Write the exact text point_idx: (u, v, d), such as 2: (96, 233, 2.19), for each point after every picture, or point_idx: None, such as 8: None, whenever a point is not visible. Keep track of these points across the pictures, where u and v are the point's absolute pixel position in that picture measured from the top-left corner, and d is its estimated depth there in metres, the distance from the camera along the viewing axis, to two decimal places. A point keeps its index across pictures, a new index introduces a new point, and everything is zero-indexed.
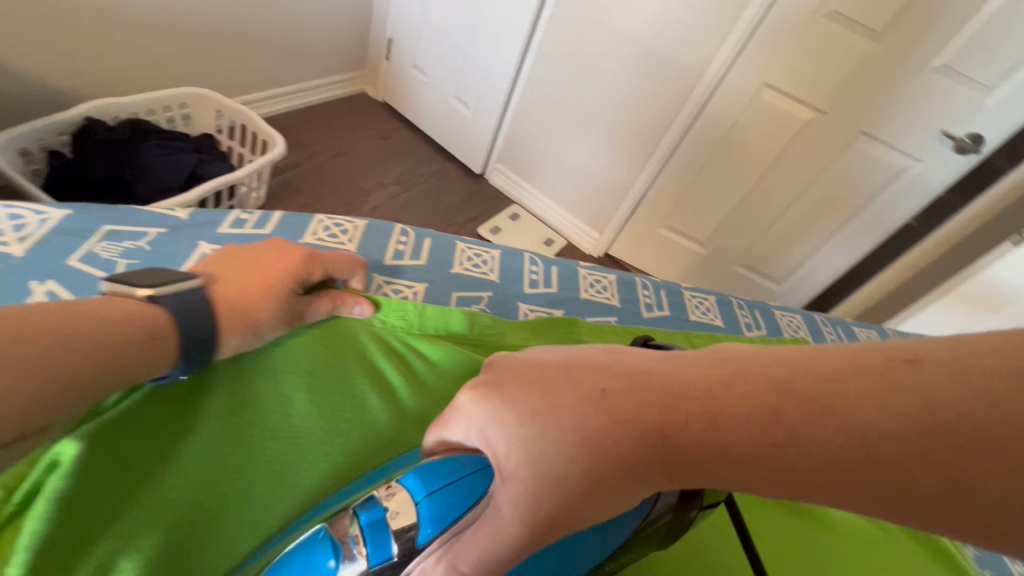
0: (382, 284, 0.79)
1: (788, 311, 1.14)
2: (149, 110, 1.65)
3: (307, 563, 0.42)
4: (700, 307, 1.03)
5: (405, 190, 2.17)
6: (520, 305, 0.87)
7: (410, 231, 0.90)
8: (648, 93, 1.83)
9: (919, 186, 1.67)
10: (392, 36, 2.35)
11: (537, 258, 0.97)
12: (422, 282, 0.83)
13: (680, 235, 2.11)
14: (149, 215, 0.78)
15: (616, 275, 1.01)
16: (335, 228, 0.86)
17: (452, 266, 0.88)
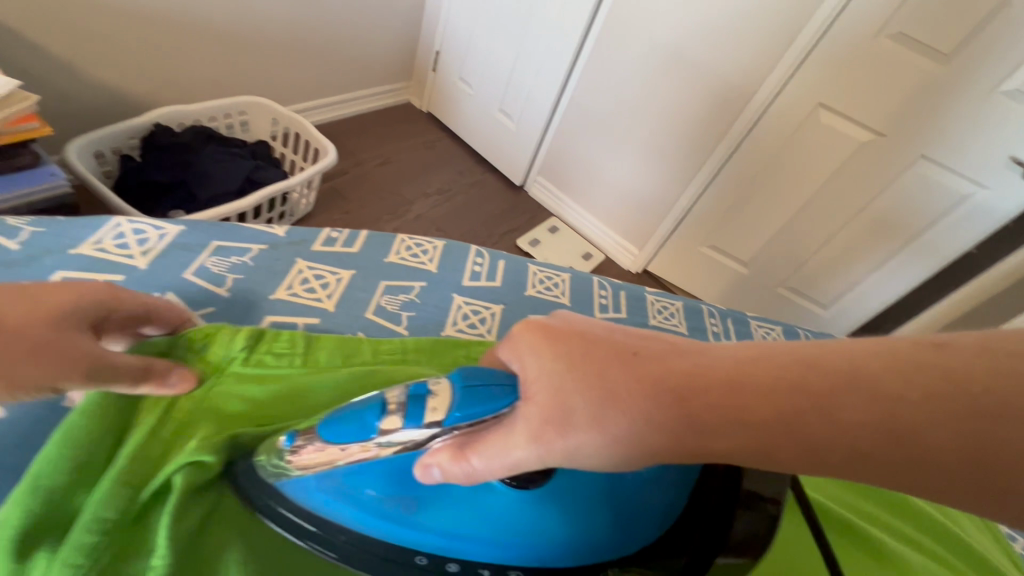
0: (462, 304, 0.88)
1: None
2: (209, 118, 1.72)
3: (358, 427, 0.46)
4: (766, 335, 1.02)
5: (447, 200, 2.20)
6: None
7: (486, 254, 0.97)
8: (696, 110, 1.82)
9: (984, 214, 1.59)
10: (440, 49, 2.40)
11: (606, 283, 1.01)
12: (499, 303, 0.91)
13: (722, 254, 2.07)
14: (252, 232, 0.86)
15: (684, 302, 1.03)
16: (416, 248, 0.95)
17: (526, 289, 0.95)
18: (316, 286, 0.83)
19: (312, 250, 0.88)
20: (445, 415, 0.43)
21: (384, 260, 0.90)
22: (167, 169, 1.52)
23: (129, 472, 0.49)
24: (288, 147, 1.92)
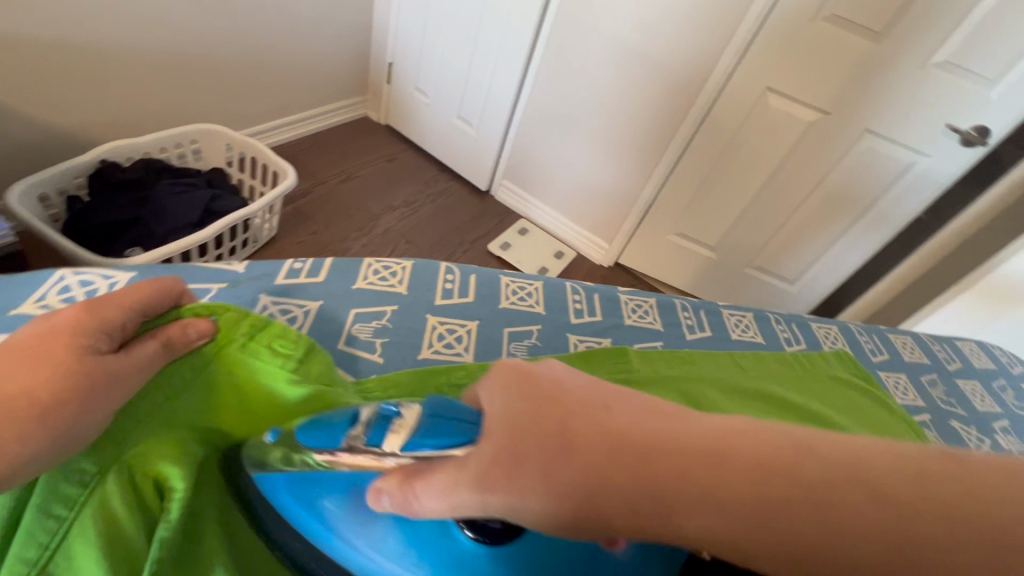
0: (436, 325, 0.82)
1: (824, 322, 1.04)
2: (160, 149, 1.67)
3: (329, 434, 0.45)
4: (738, 325, 0.99)
5: (414, 212, 2.18)
6: (569, 335, 0.88)
7: (456, 269, 0.91)
8: (651, 102, 1.85)
9: (928, 180, 1.67)
10: (392, 61, 2.39)
11: (579, 287, 0.97)
12: (475, 319, 0.85)
13: (689, 241, 2.12)
14: (208, 271, 0.76)
15: (656, 298, 1.00)
16: (384, 270, 0.87)
17: (499, 302, 0.89)
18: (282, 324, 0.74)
19: (276, 284, 0.78)
20: (398, 448, 0.41)
21: (354, 288, 0.82)
22: (120, 208, 1.47)
23: (104, 460, 0.47)
24: (244, 171, 1.88)
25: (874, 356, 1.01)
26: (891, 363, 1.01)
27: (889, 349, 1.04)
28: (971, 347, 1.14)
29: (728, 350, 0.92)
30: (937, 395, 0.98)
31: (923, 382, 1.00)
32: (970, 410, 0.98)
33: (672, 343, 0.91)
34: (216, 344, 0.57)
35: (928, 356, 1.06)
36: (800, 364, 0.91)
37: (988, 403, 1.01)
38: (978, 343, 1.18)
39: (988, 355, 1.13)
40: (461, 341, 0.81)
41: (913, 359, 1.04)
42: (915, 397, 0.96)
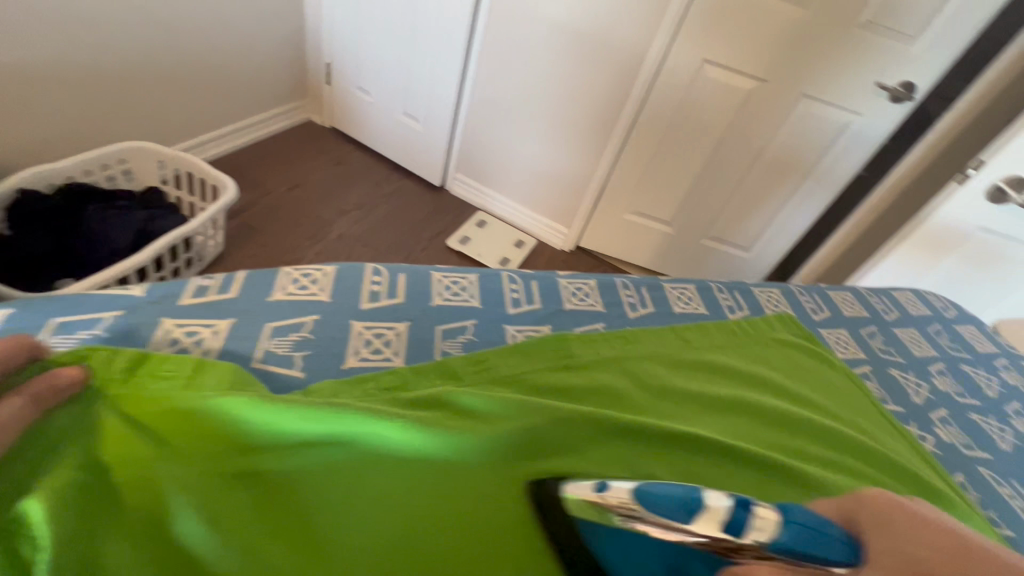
0: (362, 331, 0.78)
1: (766, 287, 1.06)
2: (84, 172, 1.55)
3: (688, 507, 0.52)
4: (681, 298, 0.98)
5: (368, 214, 2.13)
6: (506, 327, 0.85)
7: (382, 270, 0.88)
8: (594, 83, 1.85)
9: (863, 138, 1.73)
10: (330, 61, 2.30)
11: (515, 275, 0.95)
12: (405, 320, 0.82)
13: (646, 218, 2.14)
14: (102, 298, 0.71)
15: (596, 279, 0.98)
16: (302, 278, 0.84)
17: (433, 299, 0.86)
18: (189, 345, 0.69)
19: (180, 305, 0.74)
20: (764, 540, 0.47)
21: (269, 299, 0.78)
22: (46, 238, 1.35)
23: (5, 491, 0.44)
24: (182, 188, 1.76)
25: (815, 315, 1.04)
26: (833, 319, 1.05)
27: (828, 306, 1.07)
28: (907, 296, 1.19)
29: (671, 324, 0.92)
30: (876, 346, 1.02)
31: (863, 335, 1.03)
32: (908, 357, 1.02)
33: (615, 324, 0.90)
34: (95, 388, 0.57)
35: (867, 308, 1.10)
36: (744, 332, 0.93)
37: (925, 348, 1.05)
38: (915, 291, 1.23)
39: (924, 301, 1.19)
40: (388, 346, 0.77)
41: (853, 313, 1.08)
42: (855, 349, 0.99)
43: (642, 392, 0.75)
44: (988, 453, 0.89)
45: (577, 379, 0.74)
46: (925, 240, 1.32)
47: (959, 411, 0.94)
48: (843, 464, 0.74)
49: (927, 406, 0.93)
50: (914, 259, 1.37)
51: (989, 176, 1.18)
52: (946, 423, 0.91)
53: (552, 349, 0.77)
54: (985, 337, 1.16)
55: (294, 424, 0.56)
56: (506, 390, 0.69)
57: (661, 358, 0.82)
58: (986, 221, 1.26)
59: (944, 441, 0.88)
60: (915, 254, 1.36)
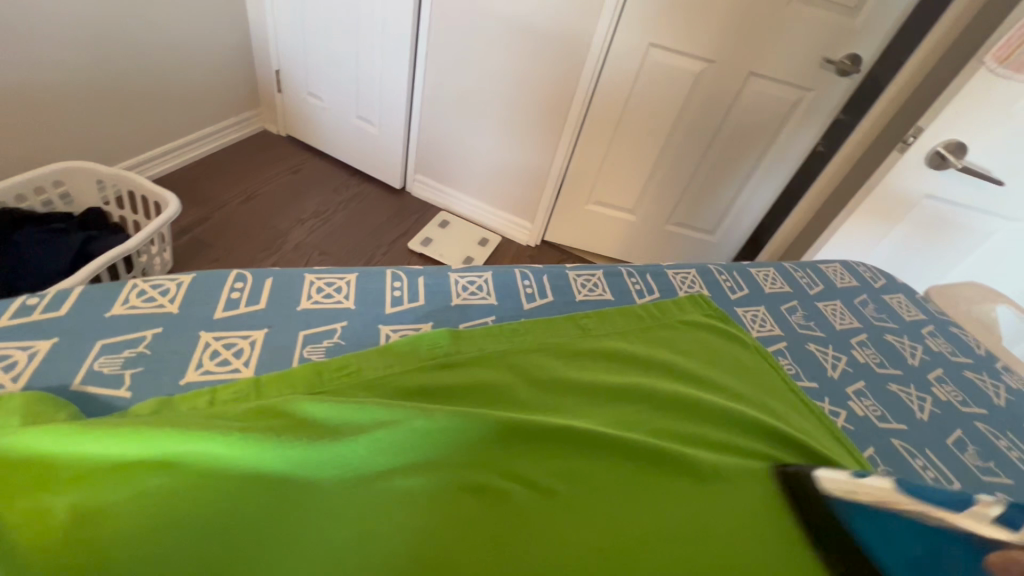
0: (210, 344, 0.69)
1: (680, 269, 1.03)
2: (18, 197, 1.49)
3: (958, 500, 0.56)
4: (586, 285, 0.95)
5: (326, 222, 2.09)
6: (381, 327, 0.77)
7: (248, 275, 0.80)
8: (544, 76, 1.83)
9: (815, 113, 1.72)
10: (279, 68, 2.25)
11: (399, 273, 0.88)
12: (263, 327, 0.74)
13: (608, 208, 2.12)
14: None
15: (492, 271, 0.93)
16: (152, 289, 0.75)
17: (300, 303, 0.79)
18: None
19: None
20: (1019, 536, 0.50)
21: (106, 315, 0.69)
22: None
23: None
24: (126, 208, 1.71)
25: (732, 293, 1.01)
26: (751, 297, 1.02)
27: (746, 284, 1.05)
28: (835, 268, 1.18)
29: (569, 312, 0.88)
30: (795, 321, 0.99)
31: (783, 311, 1.00)
32: (828, 330, 0.99)
33: (507, 316, 0.85)
34: None
35: (791, 284, 1.08)
36: (652, 317, 0.89)
37: (848, 320, 1.03)
38: (843, 263, 1.22)
39: (853, 272, 1.18)
40: (240, 358, 0.68)
41: (773, 289, 1.05)
42: (771, 326, 0.96)
43: (532, 384, 0.71)
44: (904, 425, 0.85)
45: (457, 377, 0.68)
46: (870, 210, 1.32)
47: (876, 382, 0.91)
48: (749, 445, 0.70)
49: (843, 379, 0.90)
50: (860, 229, 1.37)
51: (927, 143, 1.18)
52: (862, 396, 0.88)
53: (434, 346, 0.72)
54: (913, 305, 1.15)
55: (104, 446, 0.49)
56: (373, 393, 0.64)
57: (556, 349, 0.78)
58: (930, 188, 1.26)
59: (857, 414, 0.85)
60: (862, 224, 1.36)
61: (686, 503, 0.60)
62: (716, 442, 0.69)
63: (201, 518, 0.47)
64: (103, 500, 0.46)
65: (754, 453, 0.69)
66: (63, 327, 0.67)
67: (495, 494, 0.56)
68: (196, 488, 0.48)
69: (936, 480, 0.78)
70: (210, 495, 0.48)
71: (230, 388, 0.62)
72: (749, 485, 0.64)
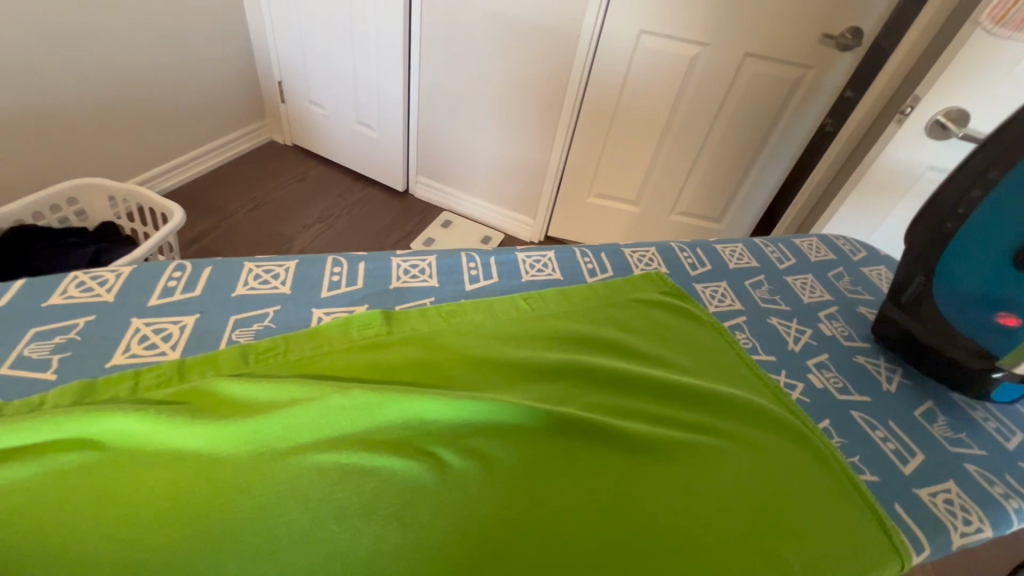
0: (141, 329, 0.72)
1: (639, 247, 1.01)
2: (35, 214, 1.57)
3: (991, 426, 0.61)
4: (535, 266, 0.93)
5: (329, 226, 2.12)
6: (313, 310, 0.78)
7: (186, 264, 0.82)
8: (536, 70, 1.82)
9: (816, 91, 1.67)
10: (281, 79, 2.31)
11: (340, 258, 0.88)
12: (195, 313, 0.75)
13: (610, 200, 2.09)
14: None
15: (437, 254, 0.92)
16: (91, 280, 0.77)
17: (235, 289, 0.80)
18: None
19: None
20: None
21: (43, 306, 0.72)
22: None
23: None
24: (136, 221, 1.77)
25: (693, 270, 0.98)
26: (713, 273, 0.99)
27: (709, 260, 1.01)
28: (811, 242, 1.10)
29: (514, 293, 0.87)
30: (759, 295, 0.95)
31: (746, 286, 0.97)
32: (794, 304, 0.95)
33: (447, 298, 0.84)
34: None
35: (759, 259, 1.03)
36: (602, 295, 0.88)
37: (818, 293, 0.98)
38: (819, 235, 1.14)
39: (831, 246, 1.10)
40: (169, 341, 0.71)
41: (739, 265, 1.01)
42: (731, 301, 0.93)
43: (465, 363, 0.70)
44: (867, 396, 0.82)
45: (384, 358, 0.69)
46: (872, 183, 1.29)
47: (842, 356, 0.87)
48: (687, 420, 0.69)
49: (805, 353, 0.86)
50: (868, 204, 1.34)
51: (927, 111, 1.14)
52: (823, 368, 0.84)
53: (364, 329, 0.73)
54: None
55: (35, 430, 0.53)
56: (298, 376, 0.65)
57: (492, 329, 0.78)
58: (934, 159, 1.22)
59: (816, 388, 0.81)
60: (864, 197, 1.32)
61: (607, 480, 0.60)
62: (652, 418, 0.68)
63: (126, 496, 0.50)
64: (40, 483, 0.50)
65: (691, 428, 0.68)
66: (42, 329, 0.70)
67: (409, 470, 0.56)
68: (125, 471, 0.52)
69: (896, 452, 0.74)
70: (138, 475, 0.52)
71: (153, 370, 0.65)
72: (679, 461, 0.64)
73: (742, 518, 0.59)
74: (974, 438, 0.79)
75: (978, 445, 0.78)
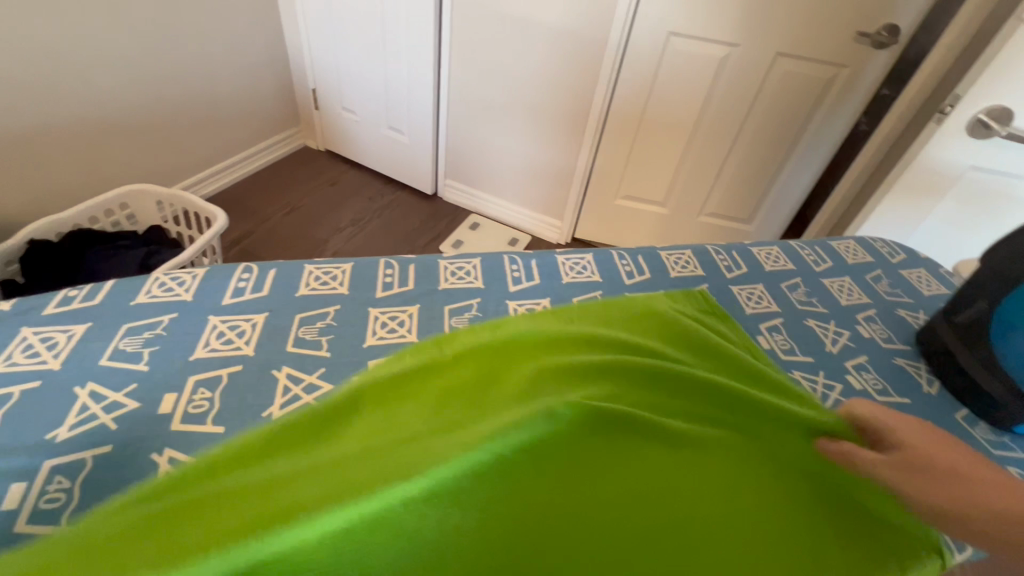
0: (218, 325, 0.77)
1: (675, 249, 1.02)
2: (91, 219, 1.67)
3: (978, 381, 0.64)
4: (575, 268, 0.97)
5: (362, 229, 2.19)
6: (370, 309, 0.84)
7: (253, 266, 0.87)
8: (562, 75, 1.84)
9: (851, 89, 1.63)
10: (315, 87, 2.38)
11: (392, 260, 0.94)
12: (264, 312, 0.81)
13: (638, 201, 2.09)
14: None
15: (481, 257, 0.97)
16: (171, 281, 0.83)
17: (299, 290, 0.85)
18: (41, 350, 0.70)
19: (44, 315, 0.75)
20: None
21: (132, 304, 0.78)
22: (55, 281, 1.47)
23: None
24: (183, 225, 1.85)
25: (729, 273, 0.99)
26: (750, 276, 0.99)
27: (746, 263, 1.01)
28: (848, 245, 1.09)
29: (555, 294, 0.92)
30: (795, 297, 0.95)
31: (783, 288, 0.97)
32: (832, 306, 0.94)
33: (492, 300, 0.89)
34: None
35: (795, 262, 1.03)
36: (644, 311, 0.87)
37: (856, 296, 0.97)
38: (856, 237, 1.13)
39: (868, 249, 1.08)
40: (244, 337, 0.76)
41: (775, 267, 1.01)
42: (769, 304, 0.93)
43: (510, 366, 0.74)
44: (907, 398, 0.81)
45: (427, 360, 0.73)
46: (910, 184, 1.27)
47: (882, 359, 0.86)
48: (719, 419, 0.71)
49: (844, 355, 0.86)
50: (906, 205, 1.31)
51: (967, 110, 1.12)
52: (862, 370, 0.84)
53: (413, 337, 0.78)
54: (937, 279, 1.04)
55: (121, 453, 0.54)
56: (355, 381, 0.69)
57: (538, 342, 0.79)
58: (975, 159, 1.19)
59: (854, 388, 0.81)
60: (902, 198, 1.30)
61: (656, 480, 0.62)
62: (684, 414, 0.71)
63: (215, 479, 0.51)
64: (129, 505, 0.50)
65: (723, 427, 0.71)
66: (111, 324, 0.75)
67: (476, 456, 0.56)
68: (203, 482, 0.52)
69: None
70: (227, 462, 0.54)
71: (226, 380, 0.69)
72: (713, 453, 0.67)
73: (773, 512, 0.63)
74: (1015, 441, 0.79)
75: (1019, 449, 0.78)
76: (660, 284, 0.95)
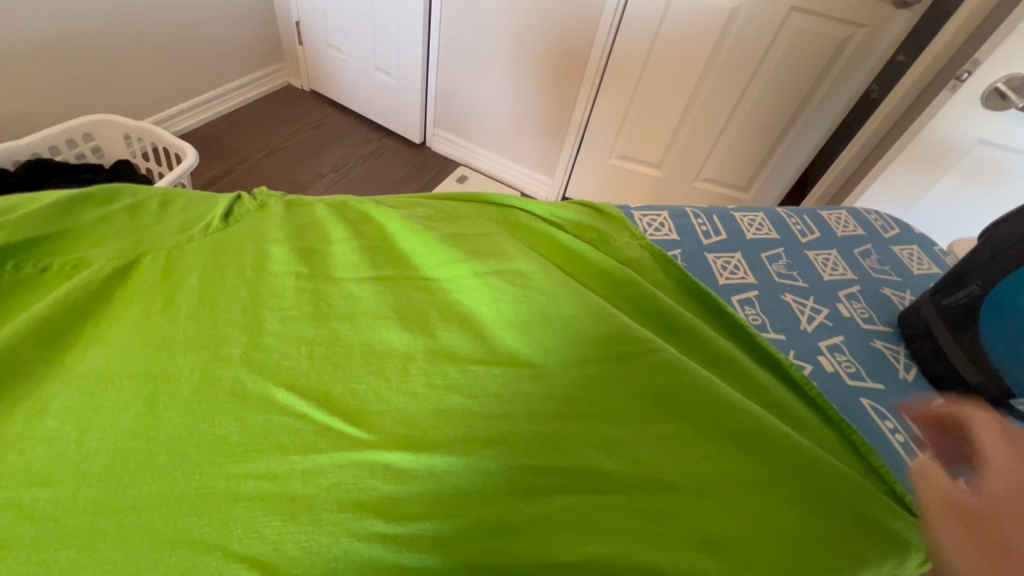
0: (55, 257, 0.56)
1: (747, 210, 0.92)
2: (51, 148, 1.51)
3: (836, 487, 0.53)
4: (652, 226, 0.86)
5: (344, 175, 2.09)
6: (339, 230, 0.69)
7: None
8: (561, 19, 1.72)
9: (868, 52, 1.48)
10: (299, 20, 2.22)
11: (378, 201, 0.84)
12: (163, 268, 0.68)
13: (634, 162, 1.97)
14: None
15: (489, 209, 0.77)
16: None
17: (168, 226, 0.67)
18: None
19: None
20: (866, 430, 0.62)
21: None
22: None
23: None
24: (151, 160, 1.70)
25: (706, 238, 0.85)
26: (861, 237, 0.91)
27: (823, 229, 0.91)
28: (839, 215, 0.95)
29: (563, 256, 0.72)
30: (867, 264, 0.86)
31: (854, 254, 0.88)
32: (905, 275, 0.86)
33: None
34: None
35: (780, 230, 0.90)
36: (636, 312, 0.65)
37: (927, 266, 0.88)
38: (846, 207, 0.99)
39: (861, 220, 0.95)
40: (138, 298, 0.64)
41: (757, 235, 0.88)
42: (744, 274, 0.80)
43: None
44: (881, 384, 0.69)
45: (49, 227, 0.57)
46: (917, 157, 1.21)
47: (859, 341, 0.74)
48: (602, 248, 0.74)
49: (818, 333, 0.73)
50: (906, 179, 1.26)
51: (987, 78, 1.07)
52: (835, 351, 0.71)
53: (37, 258, 0.55)
54: (929, 258, 0.90)
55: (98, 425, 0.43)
56: (79, 356, 0.48)
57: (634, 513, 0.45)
58: (984, 132, 1.14)
59: (825, 372, 0.69)
60: (903, 170, 1.24)
61: None
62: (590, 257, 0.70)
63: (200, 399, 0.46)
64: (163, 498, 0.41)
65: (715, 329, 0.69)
66: None
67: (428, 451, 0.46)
68: (130, 515, 0.38)
69: (905, 445, 0.62)
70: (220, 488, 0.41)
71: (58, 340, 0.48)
72: None
73: None
74: None
75: None
76: (740, 246, 0.85)
